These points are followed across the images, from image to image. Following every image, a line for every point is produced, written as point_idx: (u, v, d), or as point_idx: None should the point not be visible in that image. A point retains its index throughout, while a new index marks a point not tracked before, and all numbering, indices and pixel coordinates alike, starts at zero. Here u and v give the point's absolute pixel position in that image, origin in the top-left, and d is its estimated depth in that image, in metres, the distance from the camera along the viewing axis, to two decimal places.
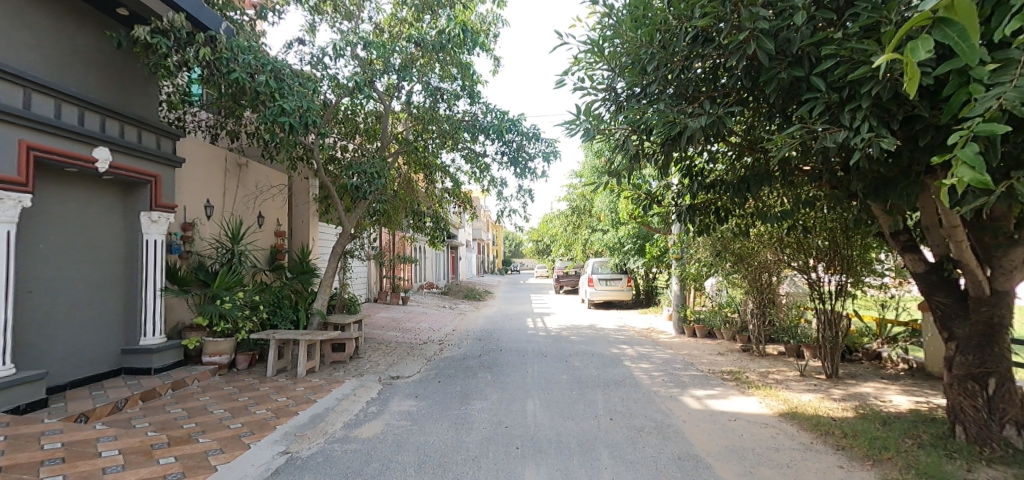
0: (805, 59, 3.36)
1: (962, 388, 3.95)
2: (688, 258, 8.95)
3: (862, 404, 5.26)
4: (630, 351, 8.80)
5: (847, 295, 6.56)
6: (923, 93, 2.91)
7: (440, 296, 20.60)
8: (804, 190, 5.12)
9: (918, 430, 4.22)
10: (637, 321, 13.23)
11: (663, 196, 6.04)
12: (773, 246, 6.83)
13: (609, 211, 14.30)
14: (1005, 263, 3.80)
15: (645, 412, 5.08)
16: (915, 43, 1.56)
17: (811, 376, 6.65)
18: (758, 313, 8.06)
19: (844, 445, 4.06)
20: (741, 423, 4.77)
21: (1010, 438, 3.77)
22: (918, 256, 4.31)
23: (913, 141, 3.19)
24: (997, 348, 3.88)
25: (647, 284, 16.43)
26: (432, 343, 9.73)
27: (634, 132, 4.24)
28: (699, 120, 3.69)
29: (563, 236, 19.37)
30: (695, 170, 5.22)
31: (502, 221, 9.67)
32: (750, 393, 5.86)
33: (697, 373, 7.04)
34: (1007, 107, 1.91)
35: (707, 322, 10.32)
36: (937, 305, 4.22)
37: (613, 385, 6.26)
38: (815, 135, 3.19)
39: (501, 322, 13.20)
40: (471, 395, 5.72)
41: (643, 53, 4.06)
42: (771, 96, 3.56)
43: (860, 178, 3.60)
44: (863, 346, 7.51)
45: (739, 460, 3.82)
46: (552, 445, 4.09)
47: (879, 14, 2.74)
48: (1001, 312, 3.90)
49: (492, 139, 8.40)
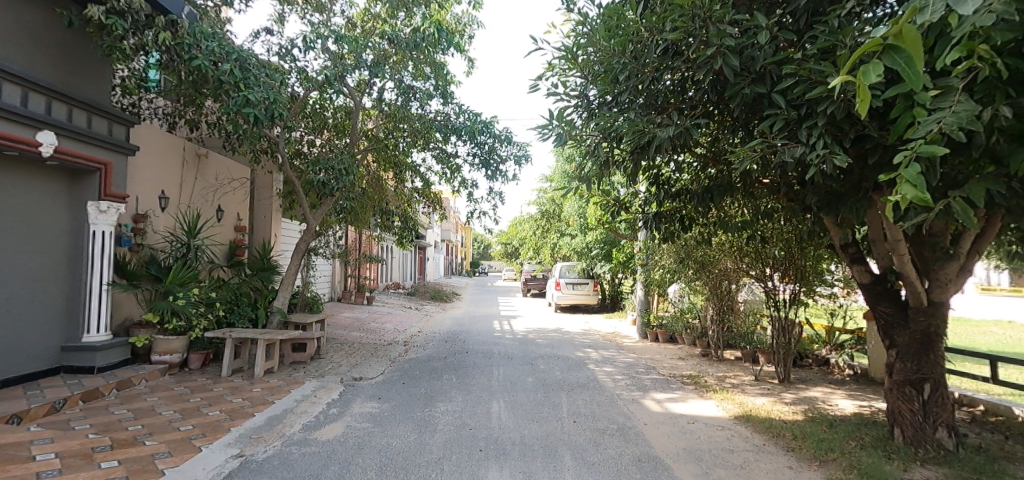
0: (767, 76, 3.52)
1: (901, 392, 4.18)
2: (653, 264, 9.17)
3: (810, 407, 5.51)
4: (595, 355, 8.94)
5: (800, 304, 6.87)
6: (874, 114, 3.10)
7: (405, 298, 20.33)
8: (764, 201, 5.35)
9: (861, 432, 4.46)
10: (603, 325, 13.46)
11: (630, 203, 6.23)
12: (733, 254, 7.14)
13: (577, 216, 14.40)
14: (941, 276, 4.04)
15: (608, 415, 5.17)
16: (867, 67, 1.66)
17: (765, 381, 6.92)
18: (717, 319, 8.38)
19: (793, 447, 4.24)
20: (699, 425, 4.92)
21: (942, 440, 4.03)
22: (864, 267, 4.54)
23: (863, 159, 3.38)
24: (932, 355, 4.14)
25: (612, 289, 16.75)
26: (396, 344, 9.62)
27: (604, 140, 4.35)
28: (666, 130, 3.79)
29: (533, 240, 19.52)
30: (662, 179, 5.49)
31: (472, 222, 9.67)
32: (708, 396, 6.06)
33: (658, 376, 7.22)
34: (946, 130, 2.06)
35: (669, 327, 10.57)
36: (881, 314, 4.44)
37: (576, 387, 6.35)
38: (775, 149, 3.34)
39: (468, 324, 13.14)
40: (436, 397, 5.69)
41: (616, 62, 4.18)
42: (736, 110, 3.71)
43: (815, 192, 3.77)
44: (813, 353, 7.86)
45: (696, 461, 3.95)
46: (516, 448, 4.11)
47: (835, 38, 2.93)
48: (938, 322, 4.16)
49: (464, 140, 8.39)
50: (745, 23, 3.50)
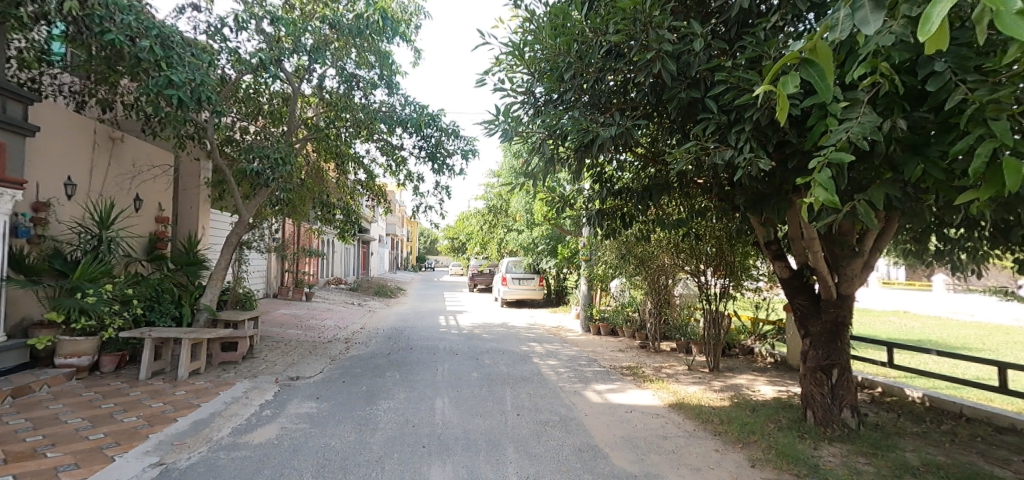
0: (701, 82, 3.70)
1: (813, 378, 4.56)
2: (597, 260, 9.48)
3: (736, 394, 5.90)
4: (539, 348, 9.10)
5: (729, 297, 7.33)
6: (794, 122, 3.34)
7: (347, 293, 19.75)
8: (698, 200, 5.64)
9: (779, 415, 4.83)
10: (547, 319, 13.70)
11: (575, 200, 6.41)
12: (671, 250, 7.49)
13: (524, 211, 14.53)
14: (848, 271, 4.44)
15: (551, 407, 5.30)
16: (785, 79, 1.79)
17: (697, 370, 7.32)
18: (655, 312, 8.76)
19: (720, 431, 4.53)
20: (636, 414, 5.14)
21: (847, 420, 4.44)
22: (784, 263, 4.90)
23: (785, 163, 3.65)
24: (840, 344, 4.54)
25: (558, 284, 17.07)
26: (336, 341, 9.35)
27: (549, 137, 4.43)
28: (609, 130, 3.90)
29: (479, 235, 19.52)
30: (605, 176, 5.67)
31: (418, 216, 9.54)
32: (645, 386, 6.34)
33: (599, 368, 7.47)
34: (853, 139, 2.26)
35: (611, 321, 10.93)
36: (797, 306, 4.81)
37: (520, 381, 6.44)
38: (707, 152, 3.54)
39: (412, 320, 12.98)
40: (378, 395, 5.60)
41: (561, 61, 4.25)
42: (673, 113, 3.88)
43: (742, 193, 4.02)
44: (740, 343, 8.39)
45: (632, 448, 4.13)
46: (459, 443, 4.13)
47: (761, 49, 3.14)
48: (845, 313, 4.56)
49: (410, 132, 8.26)
50: (682, 30, 3.66)
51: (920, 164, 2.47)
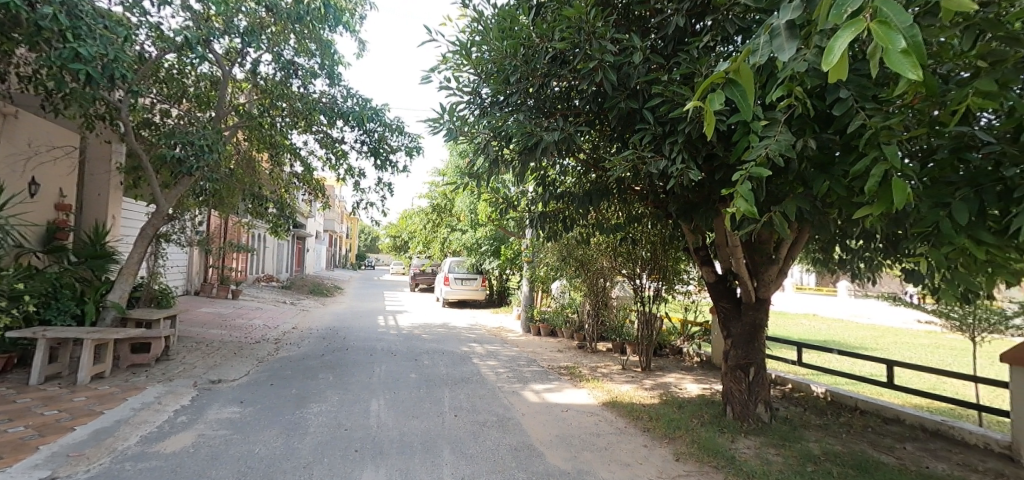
0: (639, 93, 3.87)
1: (733, 375, 4.88)
2: (539, 262, 9.63)
3: (665, 392, 6.20)
4: (479, 349, 9.12)
5: (661, 299, 7.67)
6: (722, 136, 3.58)
7: (279, 291, 18.83)
8: (636, 207, 5.87)
9: (702, 411, 5.13)
10: (488, 320, 13.73)
11: (518, 202, 6.48)
12: (609, 254, 7.75)
13: (468, 211, 14.46)
14: (766, 277, 4.80)
15: (489, 407, 5.33)
16: (712, 96, 1.92)
17: (630, 369, 7.62)
18: (593, 313, 9.03)
19: (649, 427, 4.75)
20: (572, 413, 5.28)
21: (761, 414, 4.79)
22: (711, 268, 5.21)
23: (713, 174, 3.89)
24: (757, 343, 4.88)
25: (500, 285, 17.14)
26: (265, 342, 8.90)
27: (494, 139, 4.46)
28: (552, 134, 3.97)
29: (422, 234, 19.24)
30: (548, 180, 5.79)
31: (358, 213, 9.23)
32: (581, 385, 6.52)
33: (538, 368, 7.59)
34: (772, 156, 2.46)
35: (551, 322, 11.13)
36: (721, 308, 5.13)
37: (459, 382, 6.43)
38: (644, 160, 3.71)
39: (349, 319, 12.59)
40: (309, 398, 5.39)
41: (508, 64, 4.30)
42: (613, 122, 4.03)
43: (675, 201, 4.24)
44: (670, 343, 8.81)
45: (567, 446, 4.24)
46: (394, 446, 4.07)
47: (694, 67, 3.34)
48: (762, 315, 4.92)
49: (351, 125, 8.00)
50: (624, 42, 3.81)
51: (826, 182, 2.73)
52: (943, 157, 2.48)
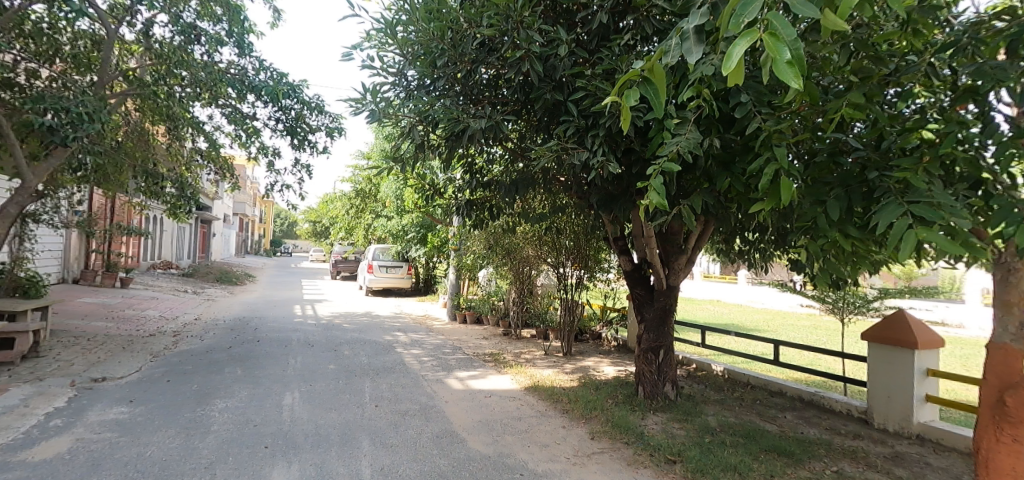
0: (565, 86, 3.95)
1: (644, 357, 5.19)
2: (466, 250, 9.63)
3: (584, 375, 6.47)
4: (403, 338, 8.96)
5: (583, 287, 7.98)
6: (640, 132, 3.75)
7: (180, 279, 17.28)
8: (560, 197, 6.02)
9: (617, 392, 5.42)
10: (413, 309, 13.52)
11: (445, 189, 6.40)
12: (535, 242, 7.91)
13: (393, 197, 14.05)
14: (676, 266, 5.13)
15: (411, 396, 5.28)
16: (627, 92, 1.99)
17: (552, 354, 7.86)
18: (518, 301, 9.18)
19: (567, 409, 4.94)
20: (495, 398, 5.37)
21: (669, 392, 5.15)
22: (628, 257, 5.48)
23: (631, 168, 4.07)
24: (667, 327, 5.22)
25: (426, 273, 16.90)
26: (162, 335, 8.15)
27: (420, 123, 4.35)
28: (479, 122, 3.94)
29: (344, 219, 18.46)
30: (476, 167, 5.77)
31: (273, 195, 8.65)
32: (504, 371, 6.63)
33: (462, 356, 7.61)
34: (682, 152, 2.62)
35: (477, 309, 11.17)
36: (635, 295, 5.42)
37: (381, 372, 6.29)
38: (567, 152, 3.80)
39: (261, 309, 11.84)
40: (213, 394, 5.03)
41: (435, 47, 4.20)
42: (539, 112, 4.09)
43: (596, 192, 4.40)
44: (590, 329, 9.18)
45: (488, 431, 4.30)
46: (308, 440, 3.92)
47: (616, 63, 3.45)
48: (672, 301, 5.26)
49: (265, 101, 7.44)
50: (551, 34, 3.86)
51: (728, 178, 2.96)
52: (822, 160, 2.79)
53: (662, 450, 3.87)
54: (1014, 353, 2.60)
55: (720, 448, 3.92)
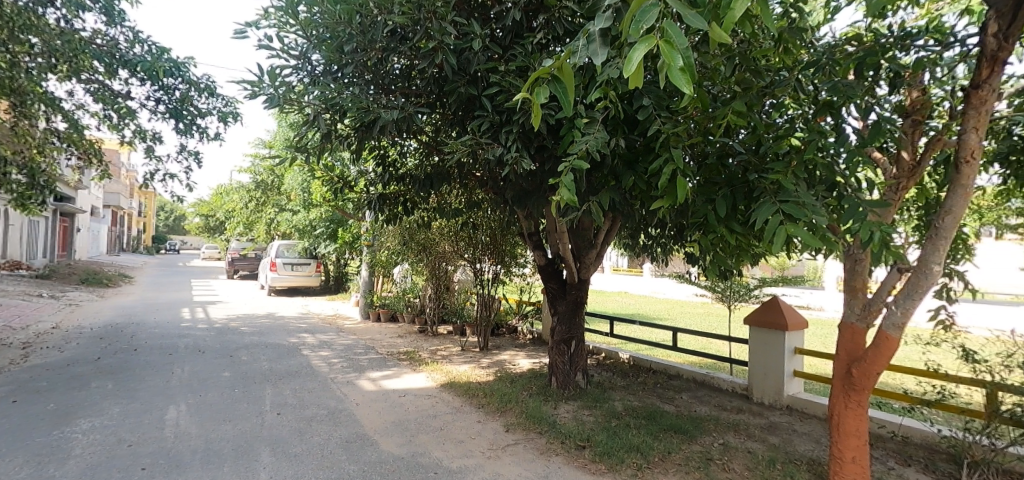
0: (479, 80, 3.95)
1: (558, 349, 5.36)
2: (380, 245, 9.37)
3: (500, 368, 6.55)
4: (310, 339, 8.49)
5: (499, 283, 8.12)
6: (551, 130, 3.84)
7: (36, 282, 14.95)
8: (476, 193, 6.02)
9: (531, 383, 5.55)
10: (322, 308, 12.86)
11: (356, 182, 6.14)
12: (451, 238, 7.87)
13: (300, 190, 13.23)
14: (586, 260, 5.35)
15: (318, 401, 5.01)
16: (538, 90, 2.01)
17: (469, 350, 7.86)
18: (435, 298, 9.06)
19: (483, 403, 4.98)
20: (409, 397, 5.27)
21: (580, 381, 5.38)
22: (542, 252, 5.62)
23: (544, 164, 4.17)
24: (579, 319, 5.44)
25: (337, 270, 16.13)
26: (10, 348, 7.01)
27: (326, 111, 4.12)
28: (391, 113, 3.80)
29: (242, 214, 17.05)
30: (388, 160, 5.60)
31: (153, 185, 7.78)
32: (420, 369, 6.52)
33: (375, 355, 7.37)
34: (591, 151, 2.73)
35: (391, 306, 10.85)
36: (549, 289, 5.58)
37: (285, 377, 5.90)
38: (481, 147, 3.80)
39: (141, 314, 10.59)
40: (77, 413, 4.42)
41: (342, 31, 3.98)
42: (453, 106, 4.05)
43: (511, 189, 4.47)
44: (507, 323, 9.32)
45: (401, 432, 4.21)
46: (196, 456, 3.58)
47: (529, 61, 3.51)
48: (583, 294, 5.49)
49: (142, 79, 6.64)
50: (464, 27, 3.82)
51: (632, 177, 3.13)
52: (711, 162, 3.05)
53: (572, 437, 4.02)
54: (858, 331, 3.04)
55: (625, 431, 4.15)
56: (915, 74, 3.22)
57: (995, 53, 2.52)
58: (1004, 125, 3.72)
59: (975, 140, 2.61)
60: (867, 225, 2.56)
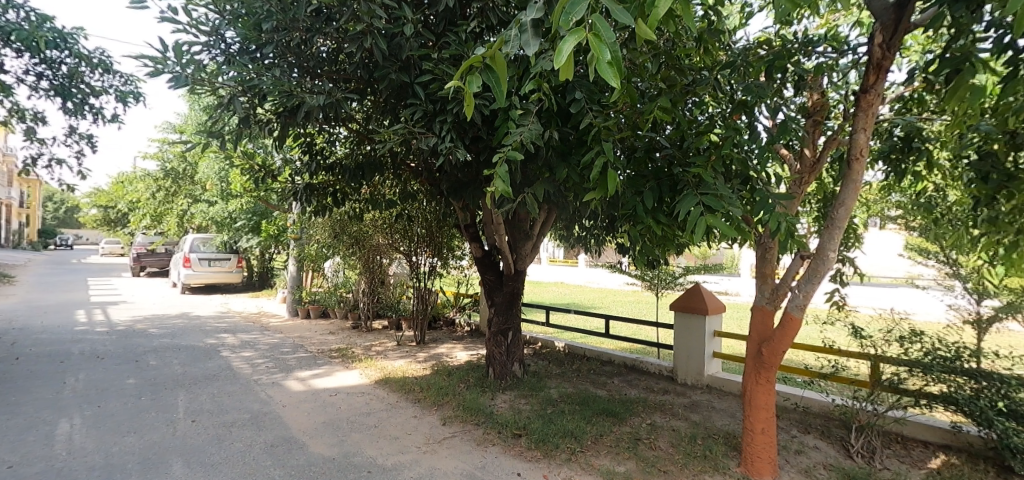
0: (411, 67, 3.83)
1: (495, 340, 5.38)
2: (309, 238, 8.95)
3: (437, 362, 6.46)
4: (231, 340, 7.94)
5: (437, 275, 8.00)
6: (486, 120, 3.80)
7: None
8: (411, 183, 5.87)
9: (469, 375, 5.53)
10: (245, 306, 12.07)
11: (280, 171, 5.78)
12: (385, 230, 7.63)
13: (216, 179, 12.29)
14: (523, 252, 5.39)
15: (240, 405, 4.71)
16: (470, 78, 1.97)
17: (405, 345, 7.70)
18: (369, 292, 8.77)
19: (419, 398, 4.89)
20: (341, 396, 5.08)
21: (517, 371, 5.42)
22: (478, 244, 5.59)
23: (479, 155, 4.13)
24: (515, 310, 5.48)
25: (261, 266, 15.20)
26: None
27: (243, 94, 3.83)
28: (317, 98, 3.59)
29: (150, 205, 15.59)
30: (315, 148, 5.32)
31: (37, 171, 6.93)
32: (353, 366, 6.29)
33: (304, 354, 7.03)
34: (526, 142, 2.73)
35: (322, 302, 10.38)
36: (486, 281, 5.57)
37: (201, 381, 5.48)
38: (414, 136, 3.70)
39: (27, 318, 9.42)
40: None
41: (260, 7, 3.70)
42: (384, 93, 3.90)
43: (446, 179, 4.39)
44: (444, 315, 9.22)
45: (332, 432, 4.05)
46: (97, 473, 3.25)
47: (462, 49, 3.44)
48: (520, 285, 5.53)
49: (19, 49, 5.87)
50: (395, 11, 3.68)
51: (565, 169, 3.16)
52: (639, 155, 3.16)
53: (508, 426, 4.05)
54: (767, 313, 3.30)
55: (560, 417, 4.24)
56: (815, 77, 3.50)
57: (879, 61, 2.78)
58: (888, 126, 4.14)
59: (864, 139, 2.87)
60: (775, 216, 2.76)
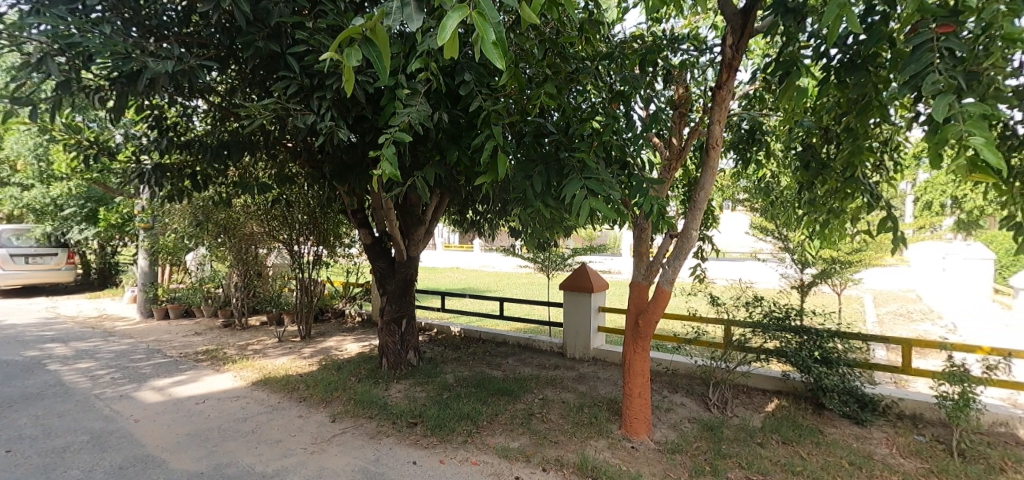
0: (281, 35, 3.45)
1: (388, 329, 5.18)
2: (164, 228, 7.82)
3: (324, 356, 6.07)
4: (62, 350, 6.69)
5: (322, 264, 7.49)
6: (370, 98, 3.56)
7: None
8: (288, 165, 5.36)
9: (360, 368, 5.28)
10: (81, 309, 10.25)
11: (120, 149, 4.91)
12: (259, 217, 6.91)
13: (32, 158, 10.16)
14: (415, 237, 5.24)
15: (77, 425, 3.99)
16: (349, 51, 1.80)
17: (287, 341, 7.12)
18: (243, 286, 7.92)
19: (304, 396, 4.56)
20: (211, 403, 4.55)
21: (411, 359, 5.29)
22: (367, 230, 5.31)
23: (364, 135, 3.88)
24: (408, 297, 5.33)
25: (100, 261, 12.97)
26: None
27: (61, 53, 3.15)
28: (163, 63, 3.08)
29: None
30: (166, 123, 4.61)
31: None
32: (225, 369, 5.66)
33: (163, 360, 6.17)
34: (413, 123, 2.61)
35: (183, 300, 9.17)
36: (376, 269, 5.32)
37: (21, 402, 4.55)
38: (289, 112, 3.35)
39: None
40: None
41: None
42: (250, 63, 3.47)
43: (328, 161, 4.07)
44: (332, 306, 8.70)
45: (200, 443, 3.61)
46: None
47: (340, 19, 3.17)
48: (412, 272, 5.37)
49: None
50: None
51: (456, 151, 3.08)
52: (528, 139, 3.20)
53: (404, 415, 3.94)
54: (642, 288, 3.57)
55: (455, 401, 4.22)
56: (680, 72, 3.82)
57: (730, 61, 3.10)
58: (736, 120, 4.65)
59: (718, 131, 3.19)
60: (649, 199, 2.97)
